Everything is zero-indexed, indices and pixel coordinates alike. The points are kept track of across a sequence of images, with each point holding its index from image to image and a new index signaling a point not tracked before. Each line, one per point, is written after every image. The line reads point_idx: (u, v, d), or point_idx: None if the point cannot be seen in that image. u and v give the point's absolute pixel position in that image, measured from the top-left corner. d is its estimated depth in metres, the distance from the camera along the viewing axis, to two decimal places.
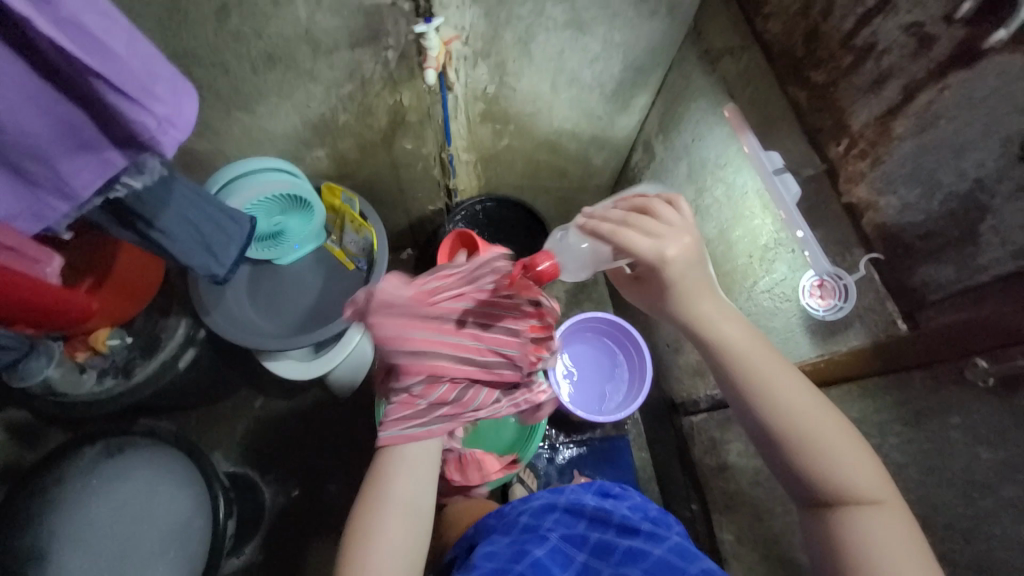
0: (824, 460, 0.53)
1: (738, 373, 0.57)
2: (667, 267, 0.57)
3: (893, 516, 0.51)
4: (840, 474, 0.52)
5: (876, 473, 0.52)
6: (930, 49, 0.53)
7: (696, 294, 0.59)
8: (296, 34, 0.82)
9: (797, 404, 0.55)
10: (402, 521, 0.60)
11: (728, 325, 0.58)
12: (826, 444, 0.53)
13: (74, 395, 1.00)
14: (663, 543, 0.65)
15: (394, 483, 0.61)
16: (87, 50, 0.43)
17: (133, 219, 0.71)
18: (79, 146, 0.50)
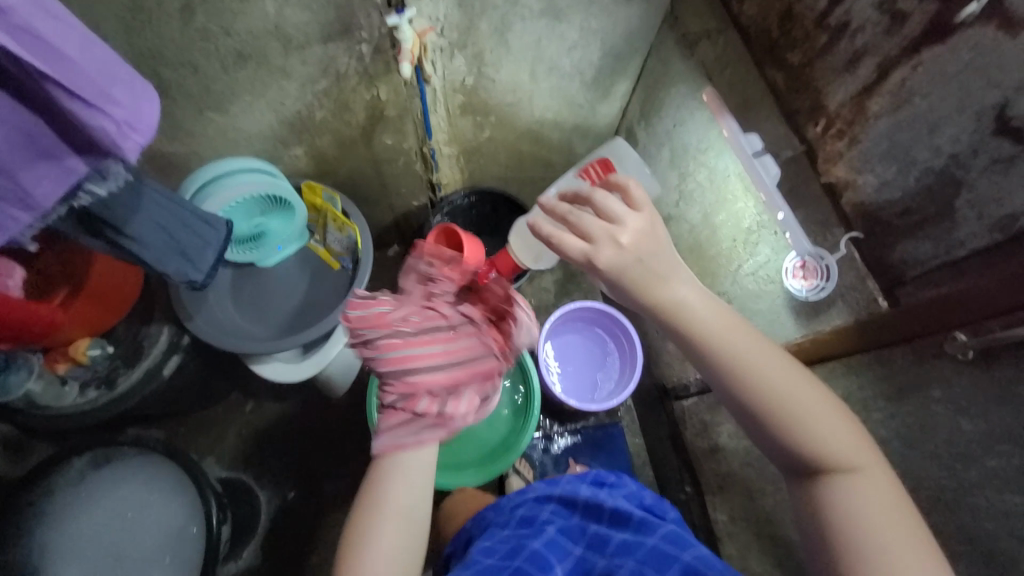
0: (801, 428, 0.52)
1: (714, 353, 0.53)
2: (599, 266, 0.53)
3: (872, 484, 0.50)
4: (818, 444, 0.51)
5: (853, 440, 0.51)
6: (903, 26, 0.53)
7: (665, 278, 0.53)
8: (266, 30, 0.80)
9: (778, 379, 0.52)
10: (395, 526, 0.62)
11: (703, 305, 0.54)
12: (805, 415, 0.51)
13: (58, 408, 0.99)
14: (656, 531, 0.64)
15: (389, 489, 0.62)
16: (38, 54, 0.41)
17: (101, 227, 0.70)
18: (37, 154, 0.48)
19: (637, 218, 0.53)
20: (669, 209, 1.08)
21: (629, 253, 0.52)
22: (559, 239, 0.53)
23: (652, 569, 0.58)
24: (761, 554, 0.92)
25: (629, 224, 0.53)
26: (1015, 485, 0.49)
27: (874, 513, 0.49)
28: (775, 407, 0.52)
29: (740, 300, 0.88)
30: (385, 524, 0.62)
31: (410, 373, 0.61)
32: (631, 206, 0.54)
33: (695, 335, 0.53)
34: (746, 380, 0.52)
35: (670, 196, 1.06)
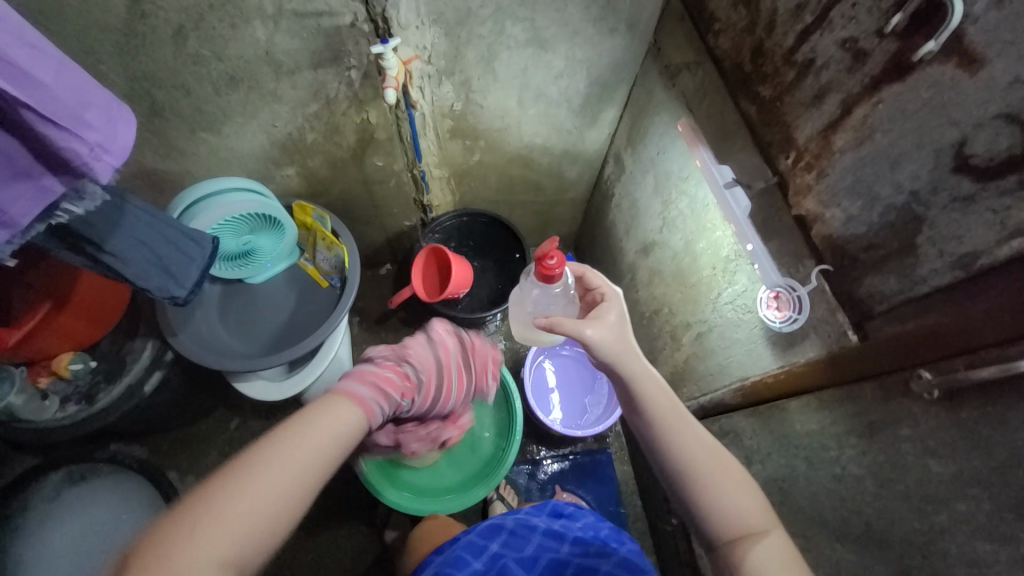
0: (711, 491, 0.60)
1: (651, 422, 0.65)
2: (612, 297, 0.72)
3: (778, 547, 0.57)
4: (733, 507, 0.59)
5: (762, 507, 0.60)
6: (864, 64, 0.54)
7: (632, 356, 0.67)
8: (256, 55, 0.83)
9: (696, 450, 0.62)
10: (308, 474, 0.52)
11: (650, 383, 0.66)
12: (717, 480, 0.61)
13: (37, 422, 0.98)
14: (612, 557, 0.65)
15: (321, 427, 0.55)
16: (12, 81, 0.43)
17: (82, 244, 0.71)
18: (13, 175, 0.49)
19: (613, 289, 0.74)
20: (654, 235, 1.08)
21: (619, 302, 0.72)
22: (588, 277, 0.76)
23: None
24: None
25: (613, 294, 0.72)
26: (984, 531, 0.48)
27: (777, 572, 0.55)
28: (695, 469, 0.61)
29: (720, 328, 0.88)
30: (238, 506, 0.47)
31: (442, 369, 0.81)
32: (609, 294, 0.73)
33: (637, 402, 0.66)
34: (673, 447, 0.63)
35: (655, 222, 1.06)
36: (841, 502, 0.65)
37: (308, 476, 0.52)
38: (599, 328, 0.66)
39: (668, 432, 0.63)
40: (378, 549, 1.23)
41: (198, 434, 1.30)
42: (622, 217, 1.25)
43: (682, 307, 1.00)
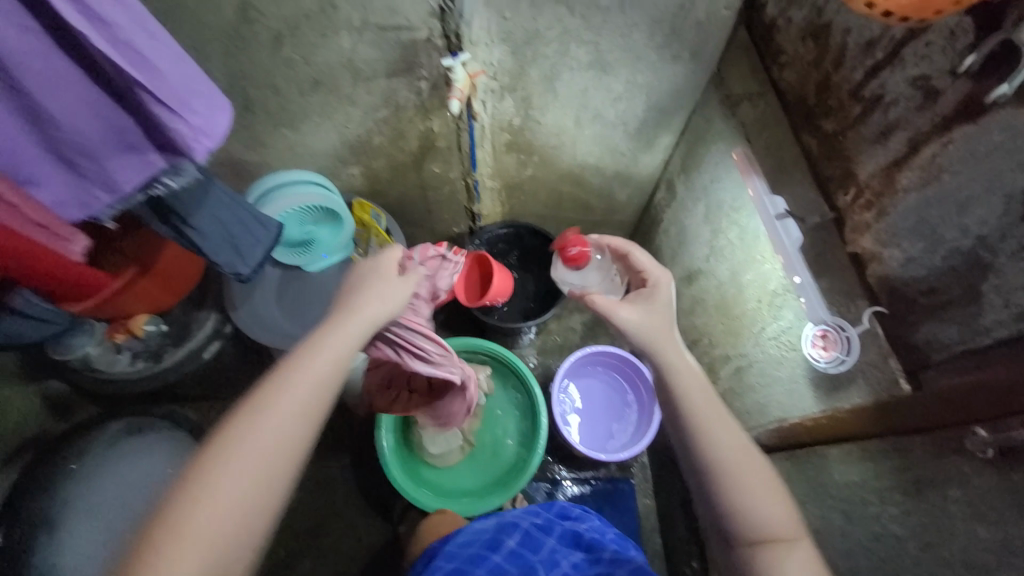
0: (745, 494, 0.56)
1: (690, 417, 0.60)
2: (658, 288, 0.71)
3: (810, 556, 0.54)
4: (765, 511, 0.56)
5: (794, 514, 0.57)
6: (936, 103, 0.52)
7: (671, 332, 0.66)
8: (340, 62, 0.91)
9: (732, 446, 0.58)
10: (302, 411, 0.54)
11: (688, 370, 0.63)
12: (754, 481, 0.57)
13: (109, 372, 1.09)
14: (627, 564, 0.63)
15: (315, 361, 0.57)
16: (135, 65, 0.50)
17: (171, 217, 0.79)
18: (126, 147, 0.57)
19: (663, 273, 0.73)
20: (700, 264, 1.07)
21: (660, 288, 0.71)
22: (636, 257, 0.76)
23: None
24: None
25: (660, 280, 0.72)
26: None
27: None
28: (728, 467, 0.57)
29: (761, 364, 0.84)
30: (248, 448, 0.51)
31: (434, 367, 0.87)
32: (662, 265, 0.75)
33: (674, 391, 0.62)
34: (709, 441, 0.59)
35: (702, 250, 1.05)
36: (877, 563, 0.60)
37: (309, 417, 0.54)
38: (632, 309, 0.69)
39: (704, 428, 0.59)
40: (390, 542, 1.25)
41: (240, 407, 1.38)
42: (669, 243, 1.24)
43: (724, 339, 0.98)
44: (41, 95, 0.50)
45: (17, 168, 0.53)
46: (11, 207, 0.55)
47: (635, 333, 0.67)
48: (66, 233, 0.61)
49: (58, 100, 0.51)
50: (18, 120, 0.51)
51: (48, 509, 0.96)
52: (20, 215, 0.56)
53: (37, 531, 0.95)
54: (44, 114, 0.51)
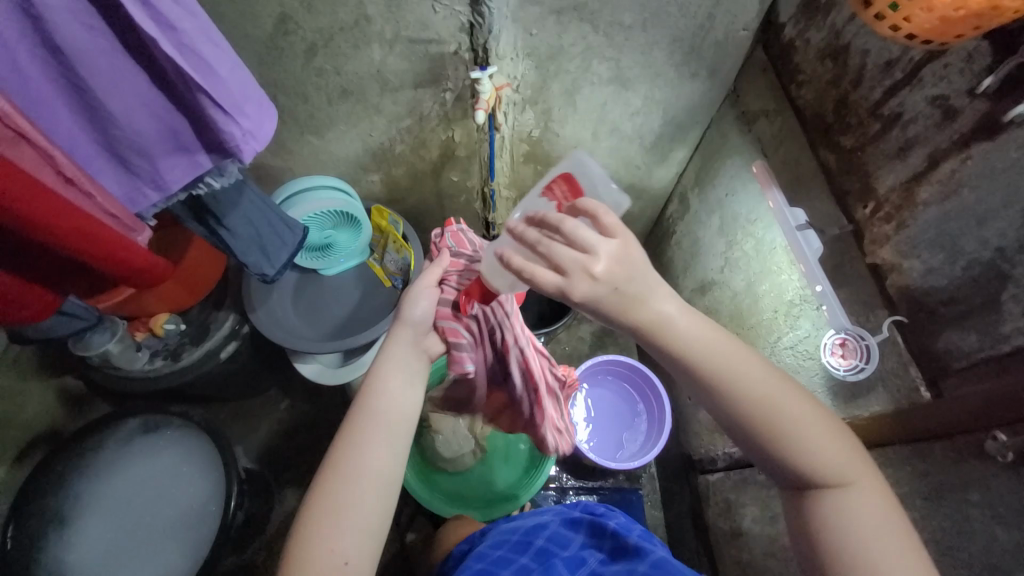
0: (789, 444, 0.51)
1: (706, 370, 0.53)
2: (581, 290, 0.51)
3: (871, 496, 0.51)
4: (813, 455, 0.51)
5: (848, 453, 0.51)
6: (954, 121, 0.55)
7: (645, 295, 0.52)
8: (369, 73, 0.93)
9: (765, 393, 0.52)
10: (387, 431, 0.54)
11: (689, 317, 0.53)
12: (794, 432, 0.51)
13: (128, 370, 1.10)
14: (647, 557, 0.63)
15: (389, 381, 0.57)
16: (196, 69, 0.52)
17: (206, 215, 0.82)
18: (177, 147, 0.60)
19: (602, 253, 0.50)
20: (714, 275, 1.09)
21: (603, 283, 0.50)
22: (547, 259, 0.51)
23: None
24: None
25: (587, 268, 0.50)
26: None
27: (870, 527, 0.49)
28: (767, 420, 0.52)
29: None
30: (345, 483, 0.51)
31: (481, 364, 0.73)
32: (602, 230, 0.50)
33: (689, 355, 0.53)
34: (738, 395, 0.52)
35: (716, 262, 1.07)
36: None
37: (395, 438, 0.55)
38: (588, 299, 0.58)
39: (732, 386, 0.52)
40: (398, 548, 1.24)
41: (251, 409, 1.38)
42: (682, 255, 1.26)
43: None
44: (106, 96, 0.53)
45: (77, 163, 0.57)
46: (84, 193, 0.57)
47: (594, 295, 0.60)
48: (132, 223, 0.63)
49: (120, 101, 0.54)
50: (83, 119, 0.55)
51: (62, 504, 0.97)
52: (92, 205, 0.58)
53: (48, 527, 0.96)
54: (106, 114, 0.55)
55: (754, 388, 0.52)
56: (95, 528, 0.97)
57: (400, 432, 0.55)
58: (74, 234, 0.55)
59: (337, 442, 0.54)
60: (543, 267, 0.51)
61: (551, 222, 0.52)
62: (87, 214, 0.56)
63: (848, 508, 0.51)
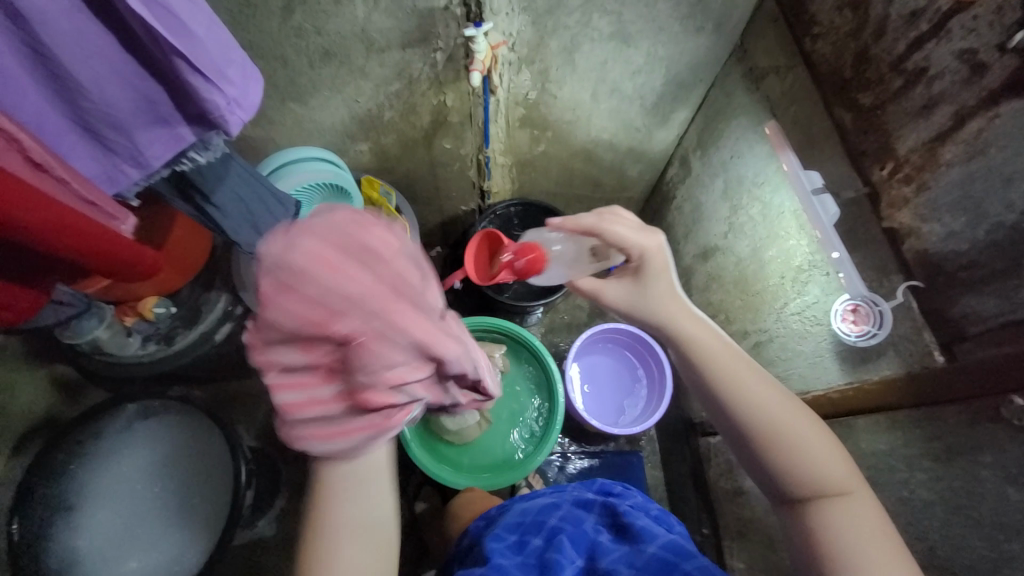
0: (796, 452, 0.54)
1: (721, 379, 0.59)
2: (651, 256, 0.65)
3: (866, 508, 0.52)
4: (813, 466, 0.54)
5: (844, 465, 0.54)
6: (984, 77, 0.53)
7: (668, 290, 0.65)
8: (352, 32, 0.83)
9: (772, 405, 0.57)
10: (353, 544, 0.59)
11: (696, 321, 0.63)
12: (801, 442, 0.55)
13: (120, 355, 1.06)
14: (656, 539, 0.66)
15: (340, 503, 0.58)
16: (170, 29, 0.47)
17: (193, 191, 0.77)
18: (155, 120, 0.55)
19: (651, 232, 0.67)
20: (717, 241, 1.07)
21: (659, 257, 0.65)
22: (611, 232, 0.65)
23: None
24: None
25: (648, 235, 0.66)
26: None
27: (864, 536, 0.51)
28: (774, 432, 0.55)
29: (783, 339, 0.86)
30: None
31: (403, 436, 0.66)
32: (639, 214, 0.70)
33: (703, 358, 0.60)
34: (747, 407, 0.57)
35: (719, 227, 1.05)
36: (903, 526, 0.63)
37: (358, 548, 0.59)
38: (619, 288, 0.67)
39: (742, 398, 0.57)
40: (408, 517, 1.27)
41: (250, 388, 1.36)
42: (682, 220, 1.23)
43: (742, 314, 0.99)
44: (72, 63, 0.48)
45: (48, 141, 0.52)
46: (59, 180, 0.53)
47: (622, 310, 0.67)
48: (113, 211, 0.60)
49: (89, 69, 0.49)
50: (50, 91, 0.50)
51: (64, 493, 0.95)
52: (68, 192, 0.54)
53: (55, 516, 0.94)
54: (74, 84, 0.49)
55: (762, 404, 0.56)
56: (101, 516, 0.96)
57: (361, 539, 0.59)
58: (67, 233, 0.55)
59: (304, 550, 0.59)
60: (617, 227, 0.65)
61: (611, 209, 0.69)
62: (65, 206, 0.53)
63: (844, 518, 0.52)
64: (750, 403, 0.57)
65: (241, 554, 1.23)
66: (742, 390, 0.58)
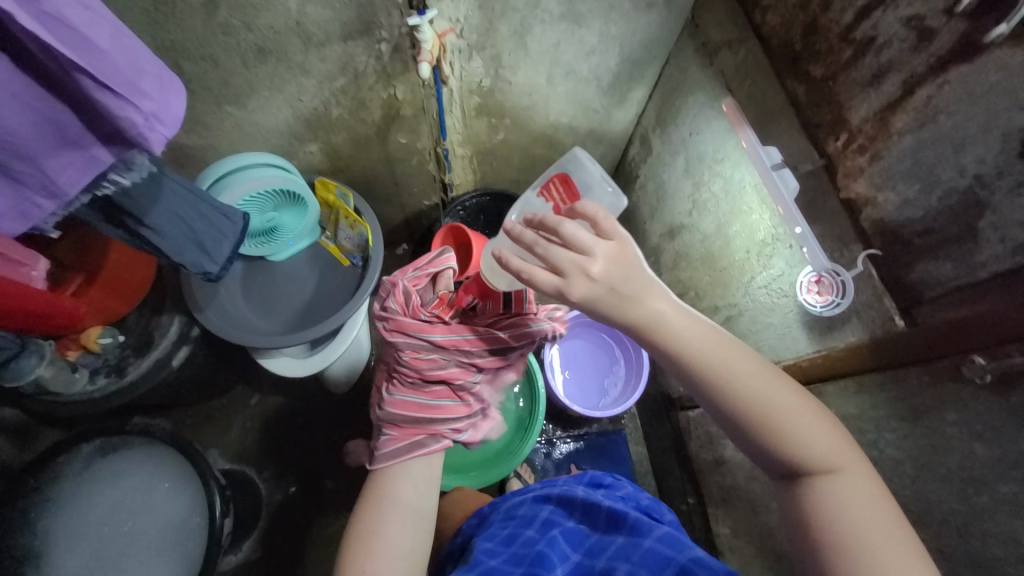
0: (779, 430, 0.53)
1: (694, 363, 0.55)
2: (581, 296, 0.53)
3: (860, 482, 0.50)
4: (801, 442, 0.52)
5: (833, 437, 0.52)
6: (930, 44, 0.54)
7: (635, 299, 0.54)
8: (287, 26, 0.77)
9: (758, 382, 0.54)
10: (405, 523, 0.61)
11: (676, 312, 0.56)
12: (783, 416, 0.53)
13: (66, 394, 0.97)
14: (653, 533, 0.65)
15: (397, 488, 0.63)
16: (68, 43, 0.44)
17: (122, 216, 0.71)
18: (65, 143, 0.51)
19: (607, 252, 0.53)
20: (682, 219, 1.07)
21: (599, 284, 0.53)
22: (528, 272, 0.54)
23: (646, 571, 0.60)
24: (763, 570, 0.91)
25: (596, 261, 0.53)
26: None
27: (860, 515, 0.49)
28: (760, 406, 0.53)
29: (752, 312, 0.88)
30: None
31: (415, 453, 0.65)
32: (601, 233, 0.55)
33: (676, 349, 0.55)
34: (725, 382, 0.54)
35: (683, 204, 1.05)
36: None
37: (411, 537, 0.61)
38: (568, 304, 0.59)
39: (727, 384, 0.54)
40: None
41: (219, 410, 1.30)
42: (647, 199, 1.23)
43: (711, 291, 1.00)
44: None
45: None
46: None
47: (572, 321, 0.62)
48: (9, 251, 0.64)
49: None
50: None
51: (30, 542, 0.88)
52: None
53: (24, 566, 0.87)
54: None
55: (746, 382, 0.54)
56: (69, 562, 0.89)
57: (417, 530, 0.62)
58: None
59: (352, 535, 0.60)
60: (539, 267, 0.54)
61: (548, 223, 0.55)
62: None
63: (840, 493, 0.50)
64: (733, 382, 0.54)
65: None
66: (716, 369, 0.54)
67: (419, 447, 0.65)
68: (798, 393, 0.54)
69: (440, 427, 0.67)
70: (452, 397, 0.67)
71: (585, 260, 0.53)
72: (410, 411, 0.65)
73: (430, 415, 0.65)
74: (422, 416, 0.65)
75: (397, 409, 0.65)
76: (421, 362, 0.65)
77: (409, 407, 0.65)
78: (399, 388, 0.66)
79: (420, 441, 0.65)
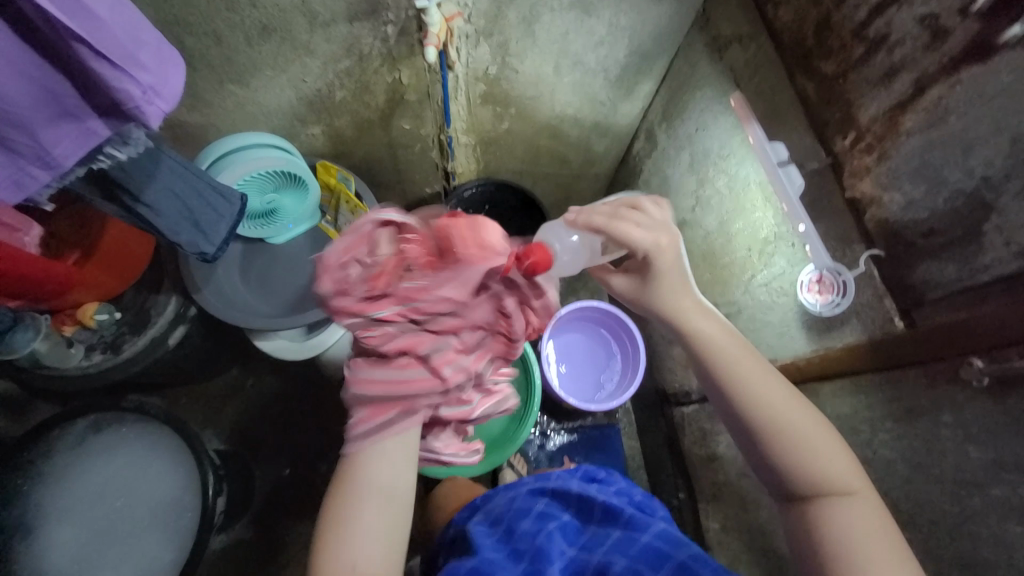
0: (793, 450, 0.55)
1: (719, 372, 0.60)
2: (660, 255, 0.60)
3: (867, 506, 0.53)
4: (817, 463, 0.55)
5: (848, 463, 0.55)
6: (943, 43, 0.53)
7: (679, 284, 0.63)
8: (292, 4, 0.76)
9: (778, 402, 0.57)
10: (381, 506, 0.61)
11: (707, 321, 0.62)
12: (800, 436, 0.56)
13: (62, 369, 0.97)
14: (650, 528, 0.66)
15: (371, 473, 0.60)
16: (66, 9, 0.42)
17: (118, 191, 0.71)
18: (60, 113, 0.50)
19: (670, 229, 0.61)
20: (684, 215, 1.07)
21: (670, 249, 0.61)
22: (617, 232, 0.59)
23: (646, 567, 0.61)
24: (750, 565, 0.92)
25: (665, 229, 0.61)
26: (1019, 515, 0.49)
27: (863, 535, 0.51)
28: (779, 430, 0.56)
29: (751, 310, 0.88)
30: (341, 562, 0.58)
31: (387, 435, 0.60)
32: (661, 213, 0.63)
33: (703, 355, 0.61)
34: (746, 398, 0.58)
35: (686, 200, 1.05)
36: None
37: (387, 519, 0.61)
38: (625, 281, 0.66)
39: (749, 399, 0.58)
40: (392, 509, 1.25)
41: (213, 392, 1.30)
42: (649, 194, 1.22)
43: (711, 288, 1.00)
44: None
45: None
46: None
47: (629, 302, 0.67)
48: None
49: None
50: None
51: (23, 515, 0.88)
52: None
53: (14, 541, 0.87)
54: None
55: (767, 399, 0.57)
56: (61, 536, 0.89)
57: (392, 512, 0.61)
58: None
59: (328, 517, 0.61)
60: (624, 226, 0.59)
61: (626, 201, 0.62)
62: None
63: (850, 517, 0.53)
64: (754, 399, 0.58)
65: (219, 561, 1.19)
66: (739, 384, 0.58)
67: (394, 425, 0.59)
68: (816, 419, 0.57)
69: (412, 404, 0.58)
70: (421, 368, 0.56)
71: (657, 227, 0.60)
72: (375, 391, 0.57)
73: (399, 393, 0.57)
74: (389, 394, 0.57)
75: (363, 389, 0.58)
76: (377, 340, 0.55)
77: (371, 387, 0.57)
78: (361, 366, 0.58)
79: (394, 420, 0.58)
